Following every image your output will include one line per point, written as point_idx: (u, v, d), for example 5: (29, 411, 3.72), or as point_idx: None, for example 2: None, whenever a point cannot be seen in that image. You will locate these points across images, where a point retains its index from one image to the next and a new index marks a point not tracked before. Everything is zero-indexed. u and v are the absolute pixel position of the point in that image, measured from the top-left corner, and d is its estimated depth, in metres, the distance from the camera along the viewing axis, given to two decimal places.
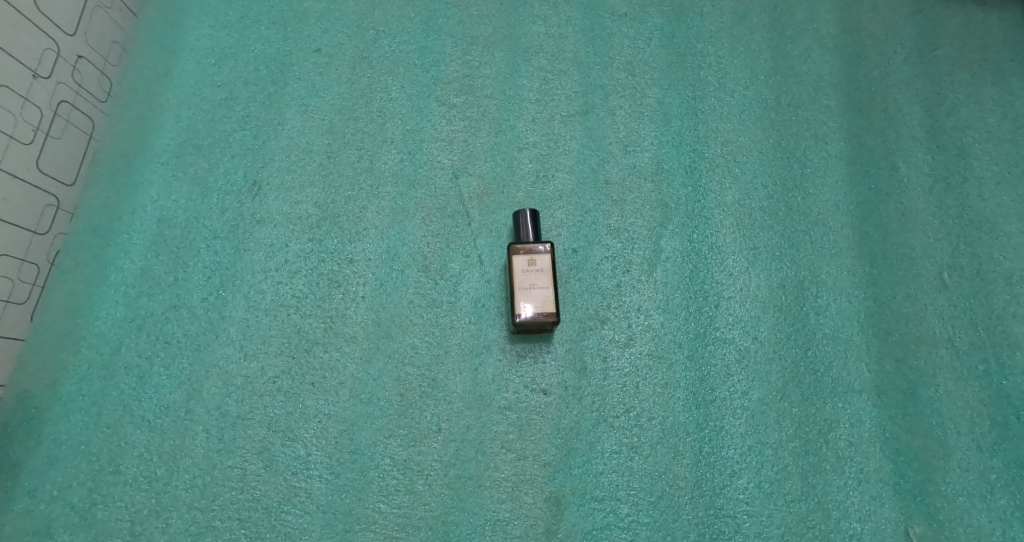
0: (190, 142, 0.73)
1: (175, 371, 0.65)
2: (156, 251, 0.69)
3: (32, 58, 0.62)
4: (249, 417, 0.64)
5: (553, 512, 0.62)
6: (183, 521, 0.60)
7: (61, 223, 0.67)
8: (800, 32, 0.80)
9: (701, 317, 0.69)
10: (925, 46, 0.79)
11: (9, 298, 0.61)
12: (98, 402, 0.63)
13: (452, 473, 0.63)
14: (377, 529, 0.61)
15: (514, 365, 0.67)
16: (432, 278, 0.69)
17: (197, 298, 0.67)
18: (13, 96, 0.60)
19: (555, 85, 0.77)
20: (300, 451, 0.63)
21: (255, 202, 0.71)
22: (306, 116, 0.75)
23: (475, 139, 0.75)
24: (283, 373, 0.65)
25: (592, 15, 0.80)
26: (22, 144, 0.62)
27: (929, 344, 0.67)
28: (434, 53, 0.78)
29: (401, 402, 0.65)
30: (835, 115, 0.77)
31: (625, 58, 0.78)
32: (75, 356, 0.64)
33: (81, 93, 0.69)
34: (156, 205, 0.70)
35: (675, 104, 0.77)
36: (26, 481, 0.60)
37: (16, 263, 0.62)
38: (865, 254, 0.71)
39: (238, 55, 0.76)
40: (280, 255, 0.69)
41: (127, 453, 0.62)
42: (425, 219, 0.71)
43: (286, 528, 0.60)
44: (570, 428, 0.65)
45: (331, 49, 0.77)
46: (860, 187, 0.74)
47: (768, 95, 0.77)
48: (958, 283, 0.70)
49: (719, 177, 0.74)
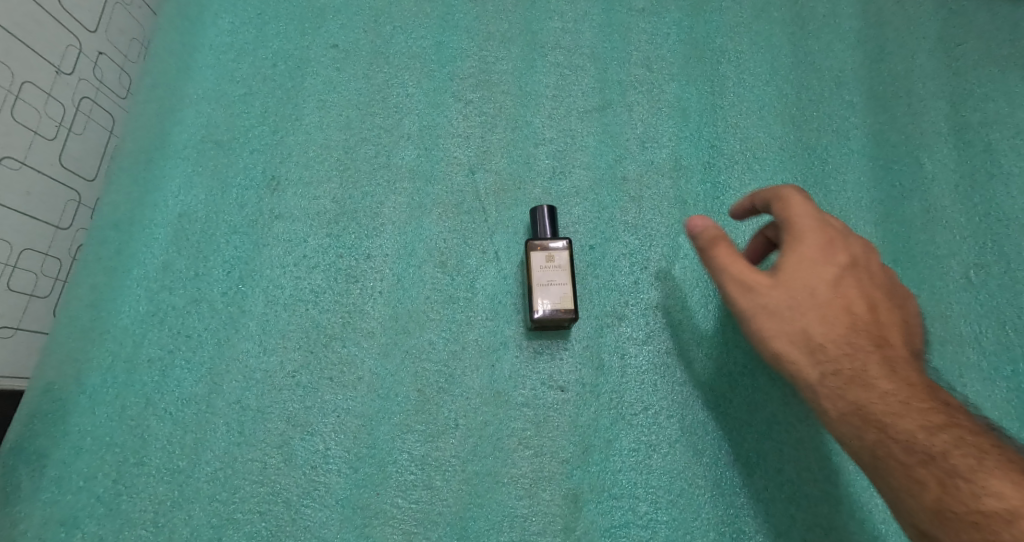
0: (209, 138, 0.73)
1: (195, 365, 0.65)
2: (176, 246, 0.69)
3: (55, 55, 0.63)
4: (268, 411, 0.64)
5: (572, 509, 0.62)
6: (204, 514, 0.60)
7: (83, 218, 0.68)
8: (822, 26, 0.79)
9: (720, 314, 0.68)
10: (952, 38, 0.77)
11: (33, 292, 0.63)
12: (120, 395, 0.64)
13: (470, 469, 0.63)
14: (396, 524, 0.61)
15: (532, 361, 0.66)
16: (448, 274, 0.69)
17: (216, 292, 0.68)
18: (37, 92, 0.61)
19: (571, 81, 0.77)
20: (319, 446, 0.63)
21: (274, 197, 0.71)
22: (323, 112, 0.75)
23: (491, 135, 0.74)
24: (301, 368, 0.65)
25: (610, 9, 0.79)
26: (46, 140, 0.62)
27: (955, 344, 0.67)
28: (451, 48, 0.77)
29: (419, 398, 0.65)
30: (858, 110, 0.76)
31: (643, 53, 0.78)
32: (97, 349, 0.65)
33: (102, 90, 0.69)
34: (176, 200, 0.71)
35: (694, 100, 0.76)
36: (52, 472, 0.61)
37: (40, 257, 0.63)
38: (889, 252, 0.70)
39: (256, 52, 0.77)
40: (298, 250, 0.70)
41: (149, 445, 0.62)
42: (442, 215, 0.71)
43: (305, 522, 0.61)
44: (588, 425, 0.64)
45: (348, 45, 0.77)
46: (883, 184, 0.73)
47: (790, 90, 0.76)
48: (985, 281, 0.68)
49: (739, 173, 0.73)
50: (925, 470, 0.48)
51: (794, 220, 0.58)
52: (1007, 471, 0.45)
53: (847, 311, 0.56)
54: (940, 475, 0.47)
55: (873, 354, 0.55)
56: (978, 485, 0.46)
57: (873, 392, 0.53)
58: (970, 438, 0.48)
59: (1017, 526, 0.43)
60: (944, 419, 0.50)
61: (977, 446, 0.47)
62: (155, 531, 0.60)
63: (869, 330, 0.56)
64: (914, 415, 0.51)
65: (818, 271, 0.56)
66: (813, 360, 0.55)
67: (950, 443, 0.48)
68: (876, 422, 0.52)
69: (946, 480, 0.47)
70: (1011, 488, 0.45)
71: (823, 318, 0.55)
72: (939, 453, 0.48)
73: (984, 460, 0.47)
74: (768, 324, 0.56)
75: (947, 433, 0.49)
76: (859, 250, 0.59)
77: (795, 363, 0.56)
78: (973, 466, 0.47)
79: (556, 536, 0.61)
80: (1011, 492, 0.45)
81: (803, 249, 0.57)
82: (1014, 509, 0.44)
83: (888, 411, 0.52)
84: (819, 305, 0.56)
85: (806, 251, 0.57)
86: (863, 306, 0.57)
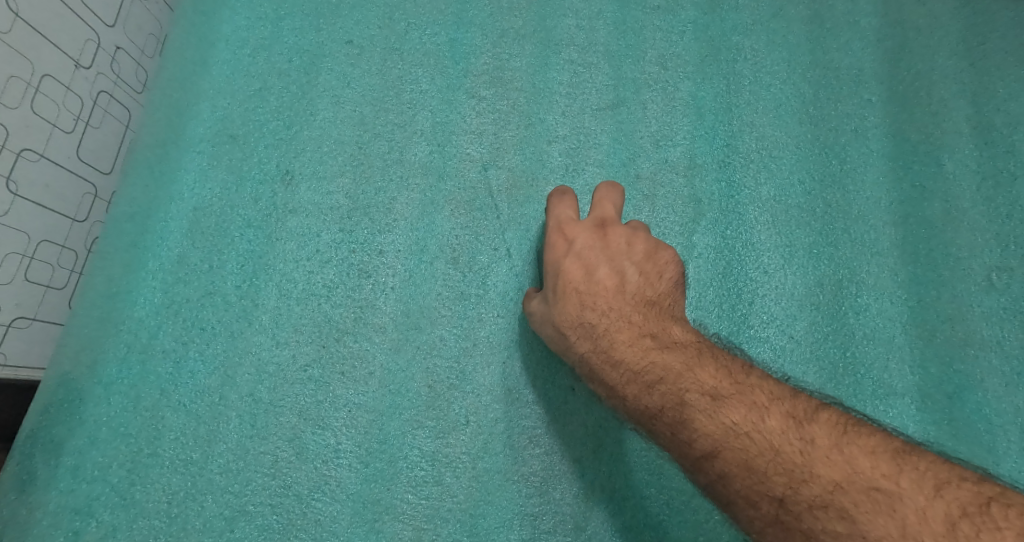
0: (224, 132, 0.74)
1: (209, 358, 0.66)
2: (192, 239, 0.70)
3: (74, 48, 0.63)
4: (281, 405, 0.64)
5: (582, 508, 0.62)
6: (217, 505, 0.61)
7: (99, 211, 0.69)
8: (841, 25, 0.78)
9: (734, 314, 0.67)
10: (975, 36, 0.76)
11: (49, 283, 0.64)
12: (136, 386, 0.64)
13: (480, 466, 0.63)
14: (406, 520, 0.61)
15: (544, 359, 0.66)
16: (460, 270, 0.69)
17: (230, 286, 0.68)
18: (56, 85, 0.62)
19: (585, 78, 0.76)
20: (330, 440, 0.63)
21: (288, 192, 0.72)
22: (338, 107, 0.75)
23: (505, 132, 0.74)
24: (314, 362, 0.66)
25: (624, 6, 0.79)
26: (65, 133, 0.63)
27: (975, 348, 0.66)
28: (464, 45, 0.77)
29: (430, 393, 0.65)
30: (877, 109, 0.74)
31: (658, 51, 0.77)
32: (113, 340, 0.66)
33: (120, 84, 0.70)
34: (191, 193, 0.71)
35: (709, 98, 0.75)
36: (68, 461, 0.62)
37: (57, 249, 0.64)
38: (908, 253, 0.69)
39: (271, 47, 0.77)
40: (311, 245, 0.70)
41: (163, 436, 0.63)
42: (454, 211, 0.71)
43: (316, 516, 0.61)
44: (599, 424, 0.64)
45: (363, 41, 0.77)
46: (902, 184, 0.72)
47: (807, 89, 0.75)
48: (1007, 284, 0.67)
49: (755, 172, 0.73)
50: (668, 433, 0.49)
51: (550, 225, 0.64)
52: (710, 413, 0.47)
53: (592, 295, 0.59)
54: (670, 428, 0.49)
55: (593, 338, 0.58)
56: (695, 432, 0.47)
57: (611, 361, 0.56)
58: (683, 387, 0.50)
59: (730, 461, 0.44)
60: (659, 374, 0.52)
61: (677, 399, 0.50)
62: (168, 522, 0.60)
63: (610, 305, 0.59)
64: (630, 380, 0.54)
65: (557, 263, 0.62)
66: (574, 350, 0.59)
67: (676, 397, 0.50)
68: (618, 388, 0.55)
69: (670, 435, 0.49)
70: (709, 424, 0.47)
71: (571, 314, 0.59)
72: (661, 408, 0.50)
73: (687, 409, 0.49)
74: (550, 335, 0.61)
75: (666, 385, 0.51)
76: (619, 220, 0.64)
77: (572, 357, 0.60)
78: (681, 416, 0.49)
79: (566, 535, 0.61)
80: (721, 429, 0.46)
81: (553, 256, 0.62)
82: (715, 450, 0.46)
83: (622, 378, 0.55)
84: (570, 297, 0.60)
85: (557, 247, 0.62)
86: (596, 286, 0.60)
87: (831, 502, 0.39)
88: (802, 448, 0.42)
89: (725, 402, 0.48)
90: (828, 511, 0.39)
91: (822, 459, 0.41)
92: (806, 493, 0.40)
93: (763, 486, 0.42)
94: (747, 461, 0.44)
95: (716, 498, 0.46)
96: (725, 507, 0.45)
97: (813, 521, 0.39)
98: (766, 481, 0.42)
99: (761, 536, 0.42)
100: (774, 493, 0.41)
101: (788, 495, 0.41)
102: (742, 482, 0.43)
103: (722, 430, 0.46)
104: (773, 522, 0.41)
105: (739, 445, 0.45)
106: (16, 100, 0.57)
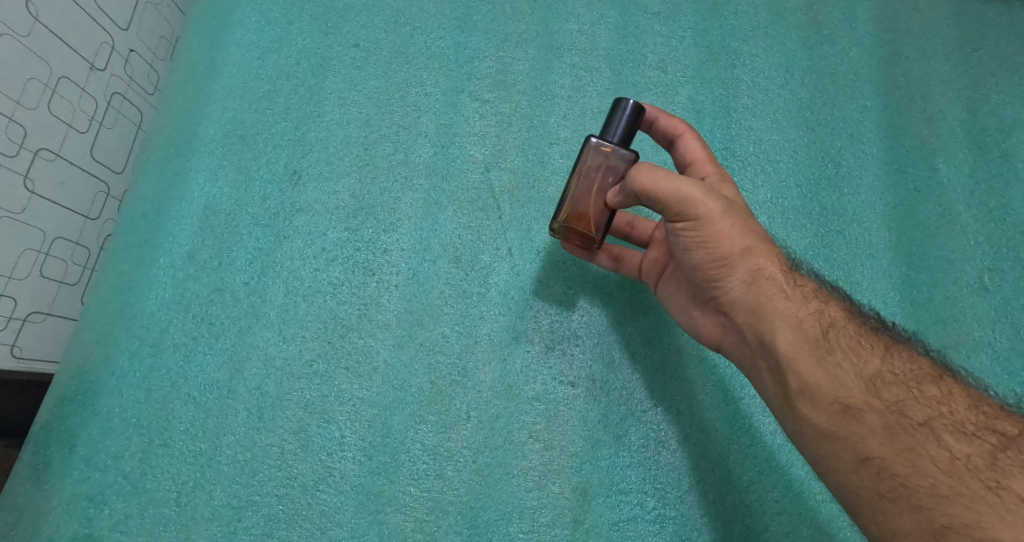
0: (233, 133, 0.75)
1: (218, 352, 0.67)
2: (202, 236, 0.71)
3: (90, 52, 0.66)
4: (287, 398, 0.66)
5: (580, 502, 0.63)
6: (224, 496, 0.63)
7: (111, 209, 0.71)
8: (838, 30, 0.79)
9: None
10: (970, 43, 0.77)
11: (63, 279, 0.66)
12: (147, 379, 0.66)
13: (481, 460, 0.64)
14: (408, 512, 0.63)
15: (544, 356, 0.68)
16: (463, 269, 0.71)
17: (238, 283, 0.70)
18: (73, 87, 0.64)
19: (586, 82, 0.78)
20: (335, 434, 0.65)
21: (295, 191, 0.73)
22: (344, 109, 0.77)
23: (506, 134, 0.76)
24: (319, 357, 0.67)
25: (625, 12, 0.80)
26: (80, 133, 0.65)
27: (968, 348, 0.67)
28: (468, 49, 0.79)
29: (432, 389, 0.66)
30: (873, 114, 0.76)
31: (658, 56, 0.79)
32: (126, 334, 0.67)
33: (132, 86, 0.72)
34: (202, 192, 0.73)
35: (708, 102, 0.77)
36: (81, 451, 0.63)
37: (70, 246, 0.66)
38: (902, 255, 0.71)
39: (280, 50, 0.79)
40: (317, 243, 0.71)
41: (174, 428, 0.65)
42: (457, 211, 0.73)
43: (321, 507, 0.62)
44: (598, 420, 0.66)
45: (369, 44, 0.79)
46: (898, 187, 0.73)
47: (804, 93, 0.77)
48: (999, 286, 0.69)
49: (752, 175, 0.74)
50: (823, 354, 0.51)
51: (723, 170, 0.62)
52: (889, 356, 0.52)
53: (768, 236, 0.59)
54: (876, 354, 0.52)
55: (776, 257, 0.55)
56: (863, 366, 0.51)
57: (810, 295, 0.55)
58: (858, 329, 0.54)
59: (888, 401, 0.49)
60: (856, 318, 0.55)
61: (848, 334, 0.53)
62: (178, 511, 0.62)
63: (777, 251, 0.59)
64: (801, 303, 0.54)
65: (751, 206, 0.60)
66: (744, 257, 0.54)
67: (852, 333, 0.53)
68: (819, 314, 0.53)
69: (826, 357, 0.51)
70: (915, 364, 0.52)
71: (763, 236, 0.56)
72: (826, 331, 0.52)
73: (860, 346, 0.52)
74: (717, 231, 0.54)
75: (839, 321, 0.54)
76: None
77: (723, 261, 0.55)
78: (850, 350, 0.52)
79: (564, 528, 0.63)
80: (895, 374, 0.51)
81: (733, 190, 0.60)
82: (876, 386, 0.50)
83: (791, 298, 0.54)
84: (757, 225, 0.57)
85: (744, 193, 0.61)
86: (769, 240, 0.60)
87: (1014, 463, 0.45)
88: (992, 418, 0.48)
89: (899, 353, 0.53)
90: (1002, 481, 0.44)
91: (1021, 435, 0.47)
92: (974, 452, 0.46)
93: (926, 439, 0.47)
94: (900, 403, 0.49)
95: (897, 421, 0.48)
96: (915, 427, 0.48)
97: (976, 482, 0.44)
98: (979, 420, 0.48)
99: (966, 459, 0.46)
100: (936, 443, 0.47)
101: (943, 450, 0.46)
102: (889, 423, 0.48)
103: (886, 374, 0.51)
104: (900, 470, 0.46)
105: (912, 391, 0.50)
106: (33, 101, 0.60)
